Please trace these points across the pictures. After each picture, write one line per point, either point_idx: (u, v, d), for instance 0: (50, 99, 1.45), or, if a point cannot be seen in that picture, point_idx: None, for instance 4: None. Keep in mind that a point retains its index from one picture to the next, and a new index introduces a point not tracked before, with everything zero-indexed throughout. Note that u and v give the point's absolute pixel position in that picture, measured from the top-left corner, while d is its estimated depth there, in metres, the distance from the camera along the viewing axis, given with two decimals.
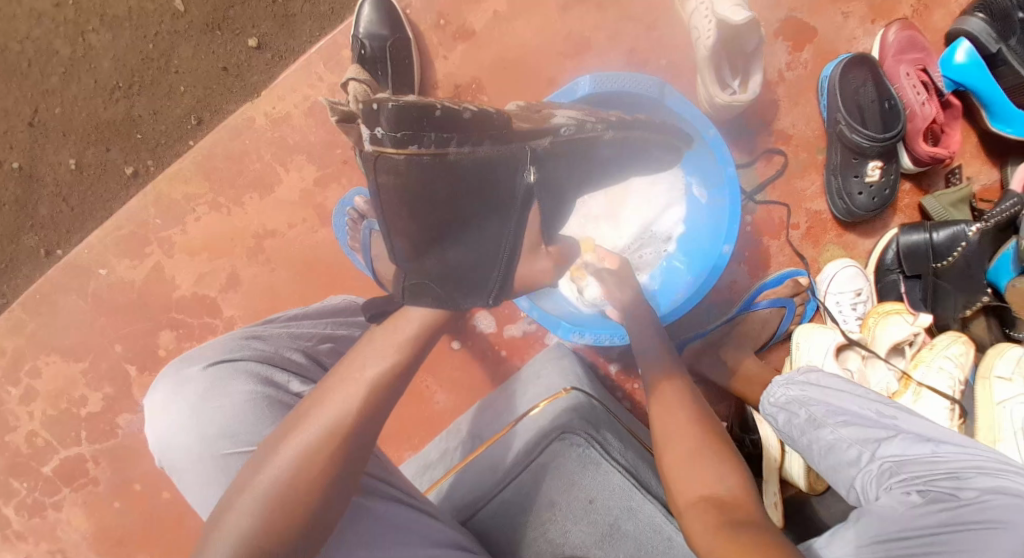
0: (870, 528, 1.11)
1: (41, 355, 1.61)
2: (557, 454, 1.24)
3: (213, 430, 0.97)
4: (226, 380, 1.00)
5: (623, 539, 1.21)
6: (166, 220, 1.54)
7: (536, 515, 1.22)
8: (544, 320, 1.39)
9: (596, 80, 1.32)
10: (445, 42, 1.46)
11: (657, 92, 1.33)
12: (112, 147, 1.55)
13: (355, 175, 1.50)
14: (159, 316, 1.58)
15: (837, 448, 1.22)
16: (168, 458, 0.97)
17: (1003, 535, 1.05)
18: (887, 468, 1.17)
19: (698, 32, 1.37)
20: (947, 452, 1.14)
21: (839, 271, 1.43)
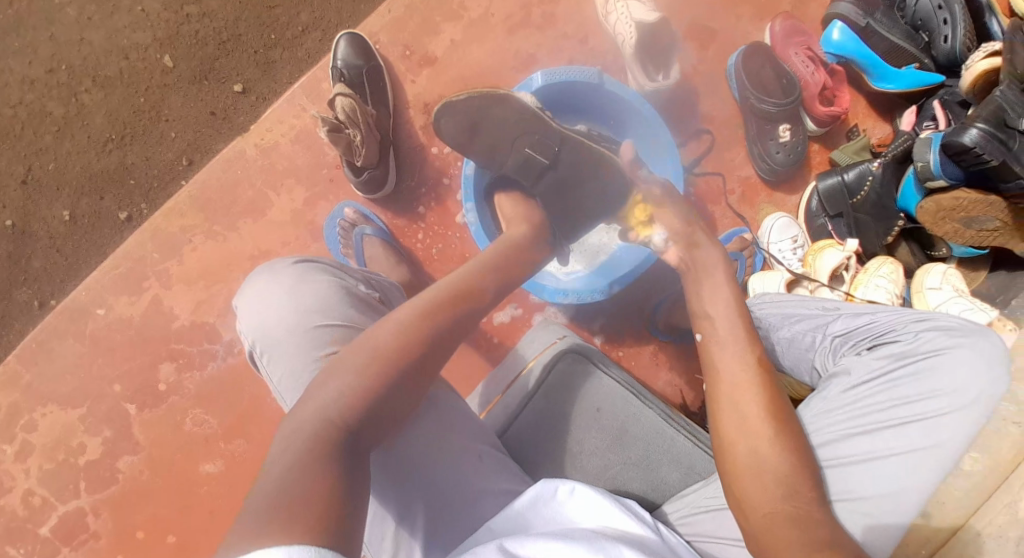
0: (837, 386, 1.32)
1: (38, 406, 1.63)
2: (569, 373, 1.50)
3: (305, 306, 1.32)
4: (309, 275, 1.36)
5: (632, 440, 1.45)
6: (164, 254, 1.64)
7: (557, 425, 1.46)
8: (535, 287, 1.57)
9: (547, 73, 1.58)
10: (412, 68, 1.66)
11: (594, 78, 1.57)
12: (106, 195, 1.64)
13: (342, 192, 1.66)
14: (158, 349, 1.64)
15: (798, 341, 1.45)
16: (264, 332, 1.32)
17: (940, 362, 1.26)
18: (840, 342, 1.39)
19: (620, 37, 1.62)
20: (881, 317, 1.37)
21: (776, 223, 1.70)
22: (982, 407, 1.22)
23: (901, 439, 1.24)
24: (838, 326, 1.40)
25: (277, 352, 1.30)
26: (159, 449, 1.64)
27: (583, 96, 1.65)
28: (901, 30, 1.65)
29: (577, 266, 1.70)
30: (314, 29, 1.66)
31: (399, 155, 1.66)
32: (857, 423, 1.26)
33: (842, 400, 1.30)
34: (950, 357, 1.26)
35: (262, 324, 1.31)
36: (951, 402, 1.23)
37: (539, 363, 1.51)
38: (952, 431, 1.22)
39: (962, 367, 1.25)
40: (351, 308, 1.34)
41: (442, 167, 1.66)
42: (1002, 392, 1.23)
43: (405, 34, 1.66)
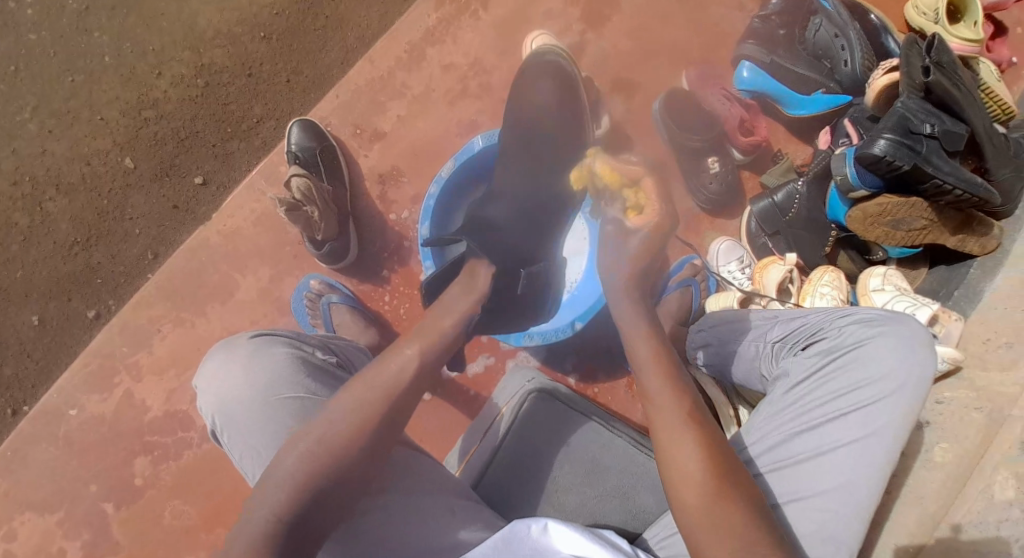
0: (781, 388, 1.41)
1: (14, 515, 1.59)
2: (540, 414, 1.52)
3: (263, 378, 1.28)
4: (268, 346, 1.32)
5: (606, 470, 1.46)
6: (133, 346, 1.66)
7: (526, 464, 1.47)
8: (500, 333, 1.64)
9: (488, 136, 1.69)
10: (363, 144, 1.76)
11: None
12: (74, 296, 1.69)
13: (306, 265, 1.72)
14: (134, 443, 1.63)
15: (742, 352, 1.53)
16: (222, 411, 1.27)
17: (865, 351, 1.36)
18: (778, 345, 1.47)
19: None
20: (811, 317, 1.45)
21: (721, 247, 1.83)
22: (910, 390, 1.32)
23: (844, 431, 1.32)
24: (776, 332, 1.47)
25: (237, 430, 1.26)
26: (139, 547, 1.60)
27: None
28: (804, 61, 1.79)
29: None
30: (268, 120, 1.76)
31: (360, 225, 1.74)
32: (802, 421, 1.35)
33: (785, 401, 1.39)
34: (873, 345, 1.36)
35: (220, 403, 1.27)
36: (882, 388, 1.32)
37: (508, 410, 1.53)
38: (887, 416, 1.31)
39: (884, 353, 1.35)
40: (311, 375, 1.31)
41: (402, 232, 1.74)
42: (927, 372, 1.33)
43: (353, 114, 1.76)
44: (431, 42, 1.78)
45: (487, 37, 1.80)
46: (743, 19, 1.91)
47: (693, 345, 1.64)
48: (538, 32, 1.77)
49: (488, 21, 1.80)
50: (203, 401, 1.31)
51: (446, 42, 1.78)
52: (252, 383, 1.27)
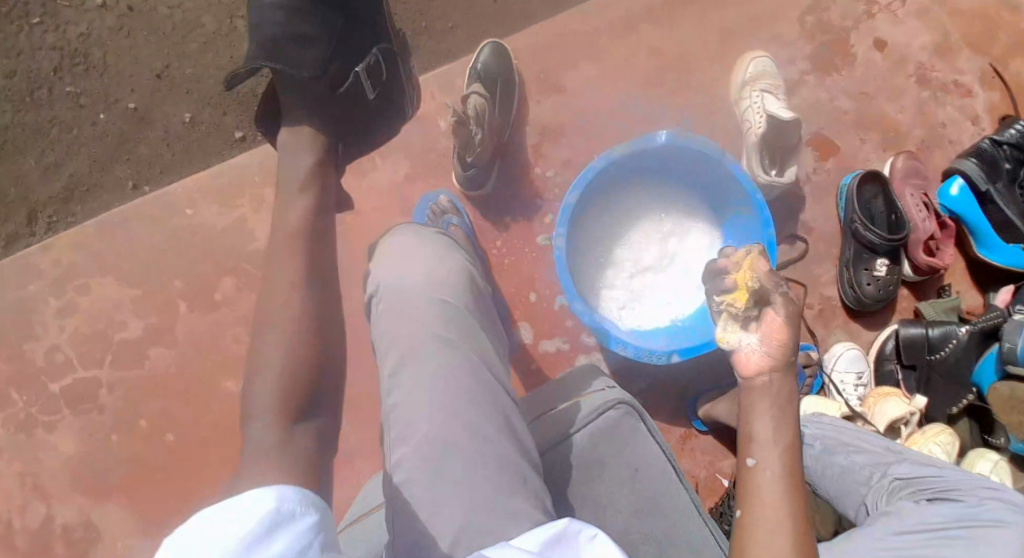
0: (888, 524, 1.31)
1: (96, 275, 1.71)
2: (609, 432, 1.28)
3: (436, 276, 1.26)
4: (448, 251, 1.32)
5: (660, 518, 1.27)
6: (265, 180, 1.74)
7: (591, 472, 1.27)
8: (597, 326, 1.56)
9: (675, 135, 1.57)
10: (541, 90, 1.78)
11: (719, 156, 1.56)
12: (229, 112, 1.76)
13: (439, 180, 1.76)
14: (226, 262, 1.72)
15: (852, 470, 1.43)
16: (392, 284, 1.26)
17: (995, 534, 1.27)
18: (897, 483, 1.38)
19: (748, 124, 1.69)
20: (948, 473, 1.36)
21: (845, 352, 1.75)
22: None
23: None
24: (901, 469, 1.39)
25: (397, 308, 1.23)
26: (191, 353, 1.71)
27: (698, 164, 1.65)
28: (1017, 204, 1.69)
29: (628, 319, 1.71)
30: (461, 30, 1.79)
31: (507, 168, 1.76)
32: None
33: (886, 540, 1.29)
34: (1007, 532, 1.27)
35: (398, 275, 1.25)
36: None
37: (582, 408, 1.28)
38: None
39: (1013, 545, 1.26)
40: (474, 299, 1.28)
41: (539, 188, 1.76)
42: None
43: (544, 60, 1.78)
44: (651, 22, 1.79)
45: (706, 39, 1.78)
46: (973, 134, 1.79)
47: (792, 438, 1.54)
48: (757, 54, 1.74)
49: (714, 23, 1.79)
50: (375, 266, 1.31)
51: (663, 26, 1.78)
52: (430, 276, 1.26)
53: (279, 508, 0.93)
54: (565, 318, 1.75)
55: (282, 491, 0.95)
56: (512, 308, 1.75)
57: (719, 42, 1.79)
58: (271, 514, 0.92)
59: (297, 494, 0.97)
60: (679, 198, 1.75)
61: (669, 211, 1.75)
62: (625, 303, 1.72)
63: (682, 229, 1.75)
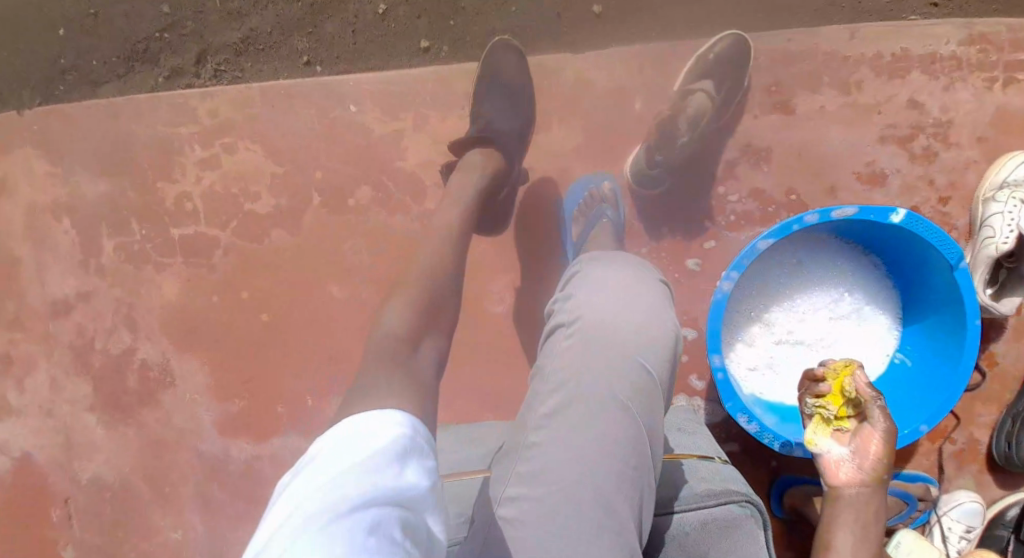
0: None
1: (247, 138, 1.68)
2: (723, 524, 1.29)
3: (641, 329, 1.21)
4: (661, 310, 1.26)
5: None
6: (437, 102, 1.65)
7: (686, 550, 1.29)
8: (727, 389, 1.45)
9: (915, 218, 1.42)
10: (765, 104, 1.59)
11: (955, 261, 1.41)
12: (422, 17, 1.67)
13: (609, 163, 1.63)
14: (371, 171, 1.66)
15: None
16: (597, 319, 1.22)
17: None
18: None
19: (989, 231, 1.49)
20: None
21: (968, 503, 1.59)
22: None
23: None
24: None
25: (595, 346, 1.19)
26: (309, 246, 1.67)
27: (922, 257, 1.49)
28: None
29: (750, 385, 1.57)
30: (691, 8, 1.64)
31: (687, 177, 1.60)
32: None
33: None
34: None
35: (605, 316, 1.21)
36: None
37: (706, 491, 1.32)
38: None
39: None
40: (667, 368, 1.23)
41: (714, 208, 1.60)
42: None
43: (788, 70, 1.58)
44: (925, 70, 1.56)
45: (982, 115, 1.56)
46: None
47: None
48: None
49: (988, 101, 1.56)
50: (581, 288, 1.28)
51: (938, 80, 1.56)
52: (636, 328, 1.21)
53: (402, 431, 0.99)
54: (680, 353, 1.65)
55: (412, 422, 1.01)
56: None
57: (995, 123, 1.56)
58: (393, 435, 0.98)
59: (422, 434, 1.01)
60: (873, 280, 1.60)
61: (854, 293, 1.60)
62: (761, 365, 1.59)
63: (861, 314, 1.60)
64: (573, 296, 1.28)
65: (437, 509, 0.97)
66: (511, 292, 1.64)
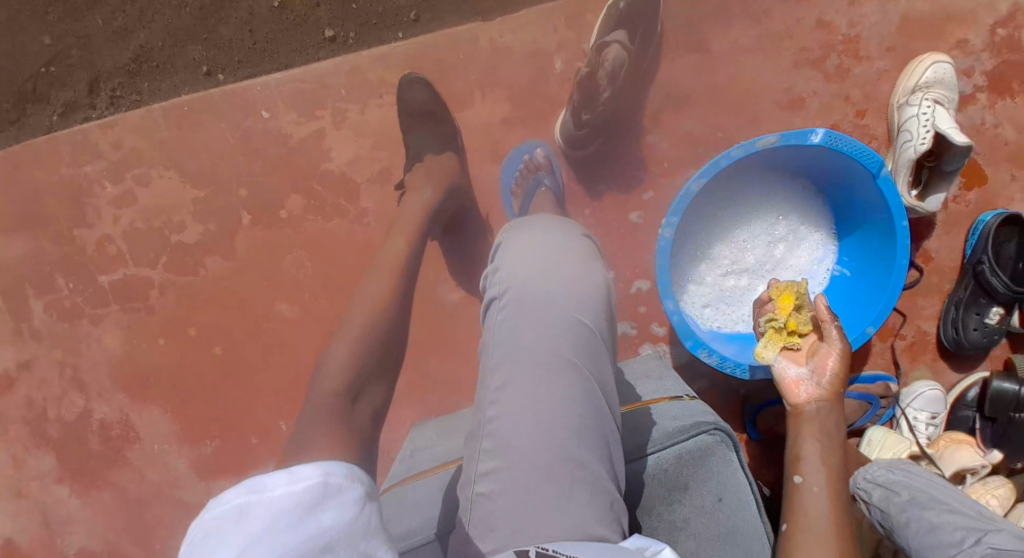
0: None
1: (159, 167, 1.58)
2: (697, 458, 1.21)
3: (573, 290, 1.12)
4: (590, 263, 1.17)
5: (735, 547, 1.18)
6: (352, 95, 1.56)
7: (665, 493, 1.20)
8: (684, 330, 1.41)
9: (833, 136, 1.39)
10: (683, 46, 1.58)
11: (877, 170, 1.38)
12: (323, 4, 1.56)
13: (542, 129, 1.57)
14: (295, 179, 1.57)
15: (941, 530, 1.27)
16: (526, 289, 1.12)
17: None
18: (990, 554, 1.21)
19: (909, 135, 1.52)
20: None
21: (927, 392, 1.58)
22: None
23: None
24: (994, 538, 1.22)
25: (529, 315, 1.11)
26: (247, 268, 1.59)
27: (846, 173, 1.46)
28: None
29: (715, 319, 1.55)
30: None
31: (616, 133, 1.58)
32: None
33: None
34: None
35: (532, 282, 1.12)
36: None
37: (675, 426, 1.22)
38: None
39: None
40: (608, 323, 1.15)
41: (648, 155, 1.58)
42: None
43: (694, 9, 1.58)
44: None
45: (889, 24, 1.57)
46: None
47: (870, 478, 1.37)
48: (939, 56, 1.53)
49: (892, 8, 1.57)
50: (504, 255, 1.18)
51: None
52: (565, 288, 1.12)
53: (307, 484, 0.89)
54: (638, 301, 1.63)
55: (321, 464, 0.91)
56: None
57: (904, 28, 1.57)
58: (299, 489, 0.88)
59: (333, 470, 0.91)
60: (804, 203, 1.57)
61: (788, 214, 1.57)
62: (713, 301, 1.56)
63: (795, 237, 1.58)
64: (496, 268, 1.18)
65: (376, 535, 0.90)
66: (465, 276, 1.58)
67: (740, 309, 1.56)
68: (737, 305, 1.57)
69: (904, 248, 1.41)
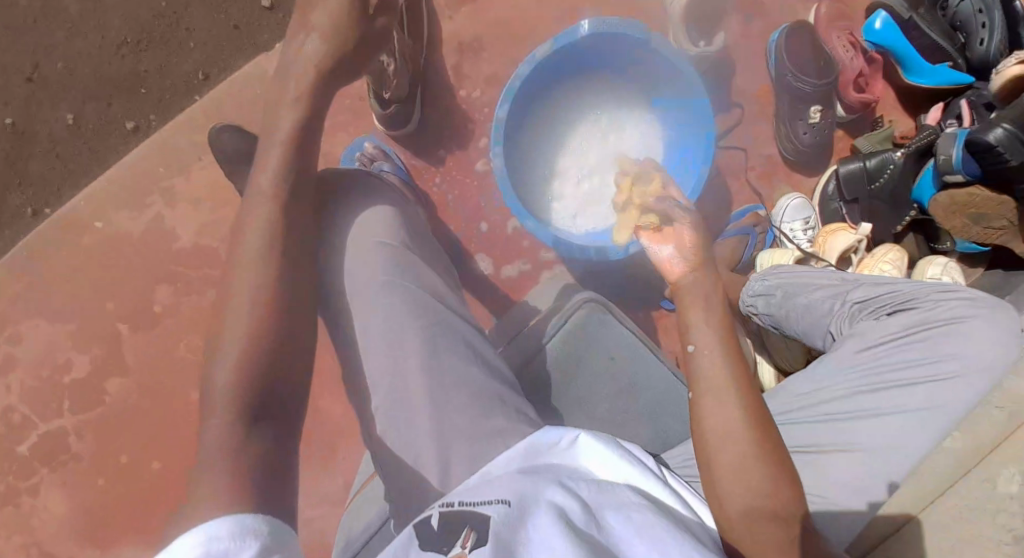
0: (852, 346, 1.24)
1: (25, 319, 1.57)
2: (582, 330, 1.35)
3: (366, 222, 1.18)
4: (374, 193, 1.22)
5: (643, 390, 1.33)
6: (172, 170, 1.57)
7: (568, 371, 1.33)
8: (551, 239, 1.48)
9: (597, 25, 1.49)
10: (450, 5, 1.68)
11: (641, 35, 1.49)
12: (115, 102, 1.59)
13: (362, 124, 1.66)
14: (155, 270, 1.58)
15: (814, 307, 1.33)
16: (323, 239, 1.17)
17: (956, 332, 1.21)
18: (858, 307, 1.28)
19: None
20: (902, 285, 1.27)
21: (792, 202, 1.70)
22: (991, 368, 1.19)
23: (907, 397, 1.19)
24: (858, 293, 1.29)
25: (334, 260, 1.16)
26: (148, 374, 1.57)
27: (621, 47, 1.56)
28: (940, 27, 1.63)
29: (586, 222, 1.64)
30: None
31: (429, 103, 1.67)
32: (872, 380, 1.21)
33: (848, 366, 1.23)
34: (969, 326, 1.20)
35: (326, 231, 1.18)
36: (965, 366, 1.19)
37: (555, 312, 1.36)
38: (959, 394, 1.19)
39: (974, 337, 1.20)
40: (409, 238, 1.22)
41: (467, 111, 1.67)
42: (1009, 356, 1.19)
43: None
44: None
45: None
46: None
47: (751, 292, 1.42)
48: None
49: None
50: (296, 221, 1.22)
51: None
52: (356, 225, 1.18)
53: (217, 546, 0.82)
54: (520, 239, 1.69)
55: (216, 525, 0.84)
56: (468, 242, 1.68)
57: None
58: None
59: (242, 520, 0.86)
60: (608, 93, 1.67)
61: (603, 106, 1.68)
62: (580, 209, 1.64)
63: (617, 124, 1.68)
64: None
65: None
66: None
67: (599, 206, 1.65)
68: (596, 203, 1.65)
69: (698, 89, 1.49)
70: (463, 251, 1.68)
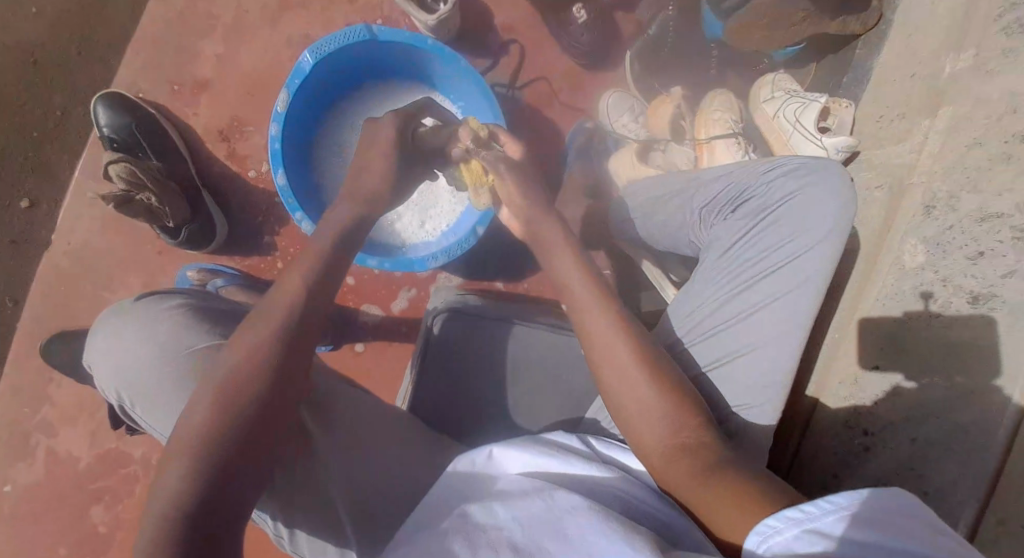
0: (713, 254, 1.21)
1: None
2: (455, 338, 1.31)
3: (164, 339, 1.14)
4: (160, 307, 1.18)
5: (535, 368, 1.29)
6: (35, 403, 1.55)
7: (463, 383, 1.30)
8: (400, 264, 1.46)
9: (315, 48, 1.44)
10: (188, 102, 1.60)
11: (365, 34, 1.44)
12: None
13: (177, 258, 1.57)
14: (79, 497, 1.54)
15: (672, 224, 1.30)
16: (129, 376, 1.13)
17: (797, 205, 1.17)
18: (707, 211, 1.25)
19: None
20: (736, 174, 1.24)
21: (611, 99, 1.66)
22: (840, 229, 1.14)
23: (777, 285, 1.14)
24: (701, 197, 1.25)
25: (153, 390, 1.12)
26: None
27: (361, 55, 1.52)
28: None
29: (434, 226, 1.62)
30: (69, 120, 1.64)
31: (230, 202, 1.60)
32: (739, 279, 1.16)
33: (712, 275, 1.19)
34: (809, 193, 1.17)
35: (130, 367, 1.13)
36: (817, 233, 1.14)
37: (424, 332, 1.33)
38: (822, 261, 1.14)
39: (815, 202, 1.16)
40: (217, 327, 1.18)
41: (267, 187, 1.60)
42: (852, 212, 1.14)
43: (162, 70, 1.59)
44: None
45: None
46: None
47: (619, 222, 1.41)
48: None
49: None
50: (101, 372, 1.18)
51: None
52: (156, 347, 1.13)
53: None
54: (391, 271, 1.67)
55: None
56: (344, 303, 1.66)
57: None
58: None
59: None
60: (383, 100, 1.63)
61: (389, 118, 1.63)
62: (421, 218, 1.62)
63: None
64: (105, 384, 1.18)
65: None
66: None
67: (439, 206, 1.63)
68: (434, 205, 1.63)
69: (448, 53, 1.47)
70: (345, 311, 1.66)
